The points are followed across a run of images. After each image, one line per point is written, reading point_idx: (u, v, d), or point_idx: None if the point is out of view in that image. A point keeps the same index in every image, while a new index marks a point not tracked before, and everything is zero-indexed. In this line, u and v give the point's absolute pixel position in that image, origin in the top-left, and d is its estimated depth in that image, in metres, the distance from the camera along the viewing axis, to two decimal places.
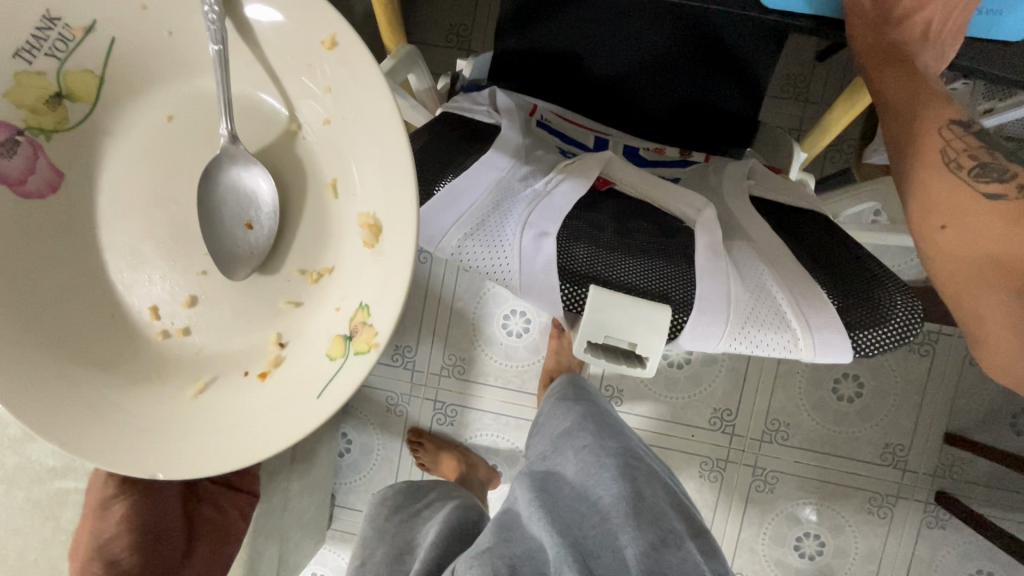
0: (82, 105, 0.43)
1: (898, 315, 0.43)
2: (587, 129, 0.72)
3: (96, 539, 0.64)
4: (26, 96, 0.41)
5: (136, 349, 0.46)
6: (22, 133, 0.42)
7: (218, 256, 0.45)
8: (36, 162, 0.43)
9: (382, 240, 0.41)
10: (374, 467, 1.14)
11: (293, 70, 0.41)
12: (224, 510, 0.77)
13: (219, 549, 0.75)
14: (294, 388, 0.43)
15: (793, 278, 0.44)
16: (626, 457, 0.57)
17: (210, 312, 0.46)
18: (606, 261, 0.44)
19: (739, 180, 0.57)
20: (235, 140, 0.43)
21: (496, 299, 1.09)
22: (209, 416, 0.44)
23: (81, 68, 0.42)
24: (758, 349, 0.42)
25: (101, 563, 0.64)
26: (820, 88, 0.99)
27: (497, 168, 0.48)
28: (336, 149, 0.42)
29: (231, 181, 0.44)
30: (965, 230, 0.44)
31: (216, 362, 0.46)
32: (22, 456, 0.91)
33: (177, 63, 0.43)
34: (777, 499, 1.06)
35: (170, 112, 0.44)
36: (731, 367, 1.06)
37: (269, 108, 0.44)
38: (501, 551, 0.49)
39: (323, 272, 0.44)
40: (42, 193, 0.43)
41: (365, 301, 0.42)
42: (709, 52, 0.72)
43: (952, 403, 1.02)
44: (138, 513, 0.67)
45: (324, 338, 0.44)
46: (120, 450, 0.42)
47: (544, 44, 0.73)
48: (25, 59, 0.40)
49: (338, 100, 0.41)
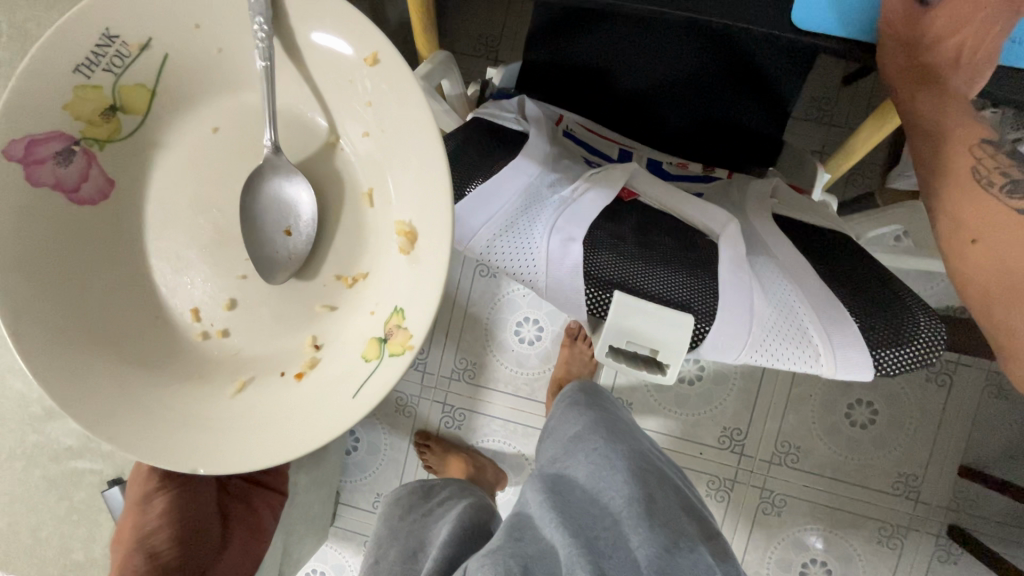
0: (134, 117, 0.45)
1: (921, 338, 0.43)
2: (612, 141, 0.73)
3: (139, 531, 0.67)
4: (83, 108, 0.43)
5: (181, 351, 0.47)
6: (79, 143, 0.44)
7: (258, 261, 0.46)
8: (90, 170, 0.45)
9: (417, 247, 0.43)
10: (381, 467, 1.14)
11: (336, 86, 0.43)
12: (256, 509, 0.81)
13: (252, 545, 0.79)
14: (332, 385, 0.45)
15: (817, 294, 0.45)
16: (638, 460, 0.58)
17: (248, 315, 0.47)
18: (632, 270, 0.45)
19: (762, 199, 0.58)
20: (278, 151, 0.45)
21: (510, 305, 1.10)
22: (246, 415, 0.46)
23: (135, 83, 0.44)
24: (778, 362, 0.43)
25: (142, 555, 0.66)
26: (845, 111, 0.99)
27: (525, 172, 0.49)
28: (374, 162, 0.44)
29: (273, 191, 0.45)
30: (997, 244, 0.44)
31: (253, 363, 0.47)
32: (42, 434, 0.94)
33: (225, 79, 0.45)
34: (785, 523, 1.04)
35: (214, 125, 0.46)
36: (743, 387, 1.05)
37: (308, 117, 0.46)
38: (513, 550, 0.49)
39: (358, 277, 0.46)
40: (94, 200, 0.45)
41: (400, 305, 0.44)
42: (739, 77, 0.72)
43: (969, 435, 1.00)
44: (178, 507, 0.70)
45: (361, 341, 0.46)
46: (166, 444, 0.44)
47: (574, 59, 0.74)
48: (84, 73, 0.42)
49: (377, 112, 0.43)
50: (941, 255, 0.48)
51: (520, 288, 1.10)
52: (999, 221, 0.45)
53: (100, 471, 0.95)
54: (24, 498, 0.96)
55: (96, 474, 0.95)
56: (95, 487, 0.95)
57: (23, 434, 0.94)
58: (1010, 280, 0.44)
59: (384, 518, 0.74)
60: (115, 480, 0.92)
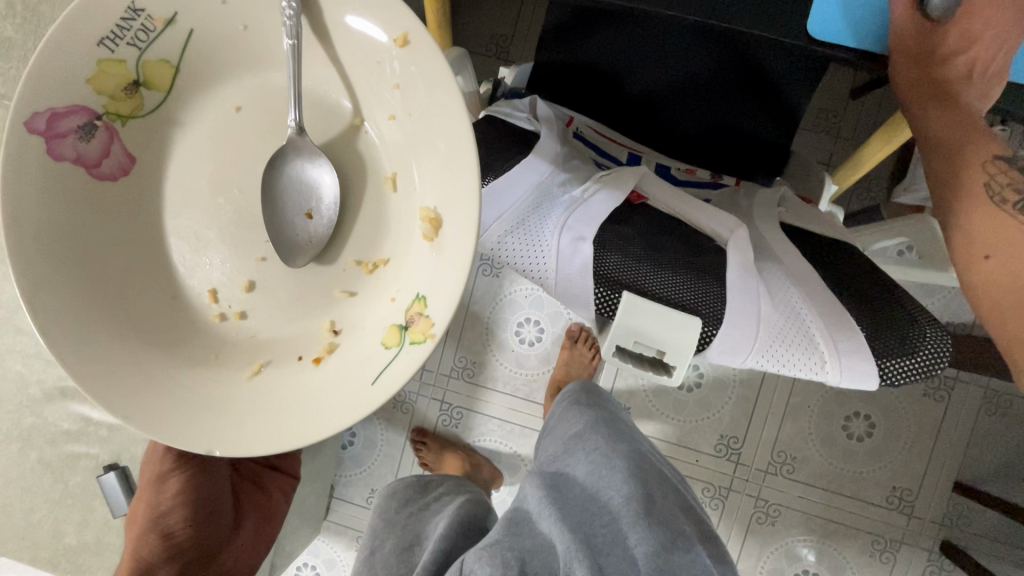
0: (157, 93, 0.45)
1: (926, 348, 0.43)
2: (620, 145, 0.73)
3: (154, 511, 0.68)
4: (105, 83, 0.43)
5: (198, 331, 0.47)
6: (101, 118, 0.44)
7: (278, 242, 0.46)
8: (112, 146, 0.45)
9: (442, 234, 0.43)
10: (376, 462, 1.14)
11: (362, 69, 0.44)
12: (268, 492, 0.81)
13: (263, 527, 0.79)
14: (349, 373, 0.45)
15: (823, 302, 0.45)
16: (637, 460, 0.58)
17: (264, 297, 0.47)
18: (643, 270, 0.45)
19: (769, 207, 0.58)
20: (302, 132, 0.45)
21: (512, 305, 1.10)
22: (263, 398, 0.46)
23: (159, 58, 0.44)
24: (784, 368, 0.43)
25: (157, 534, 0.67)
26: (852, 124, 0.99)
27: (536, 171, 0.50)
28: (400, 148, 0.45)
29: (296, 172, 0.46)
30: (1011, 260, 0.44)
31: (270, 347, 0.47)
32: (40, 417, 0.94)
33: (250, 57, 0.45)
34: (778, 533, 1.04)
35: (237, 104, 0.46)
36: (741, 396, 1.05)
37: (332, 99, 0.46)
38: (510, 544, 0.49)
39: (379, 263, 0.46)
40: (115, 176, 0.45)
41: (422, 292, 0.44)
42: (745, 83, 0.71)
43: (964, 452, 1.01)
44: (192, 487, 0.70)
45: (380, 327, 0.46)
46: (178, 424, 0.44)
47: (584, 61, 0.74)
48: (108, 47, 0.42)
49: (405, 95, 0.43)
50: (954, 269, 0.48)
51: (523, 287, 1.10)
52: (1015, 240, 0.44)
53: (97, 455, 0.95)
54: (19, 481, 0.96)
55: (92, 458, 0.95)
56: (90, 471, 0.95)
57: (20, 416, 0.95)
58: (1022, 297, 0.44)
59: (380, 510, 0.74)
60: (111, 466, 0.93)
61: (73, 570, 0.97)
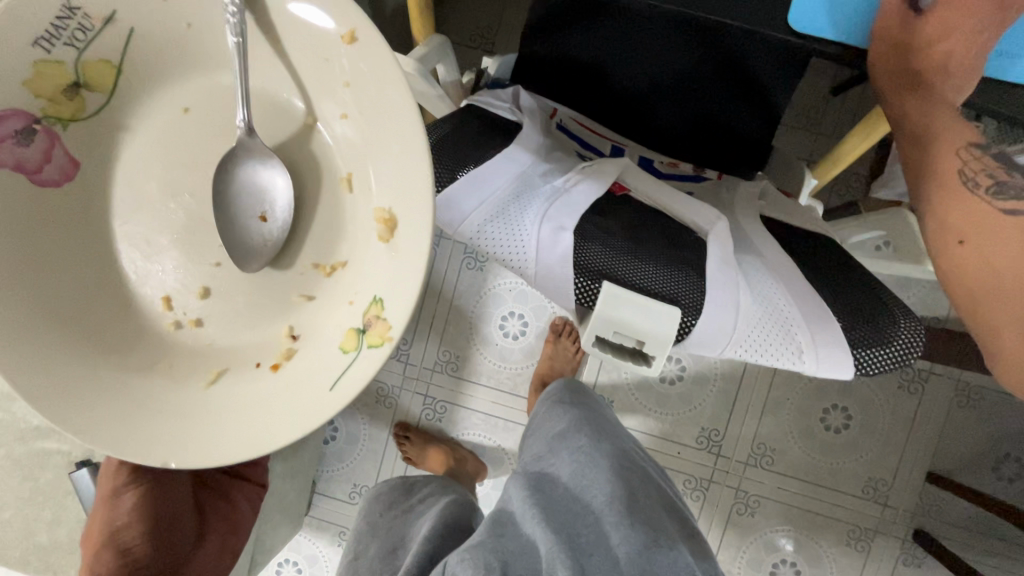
0: (100, 95, 0.44)
1: (899, 338, 0.44)
2: (604, 137, 0.73)
3: (109, 527, 0.66)
4: (43, 85, 0.42)
5: (148, 340, 0.46)
6: (39, 121, 0.42)
7: (232, 246, 0.45)
8: (52, 151, 0.43)
9: (397, 235, 0.42)
10: (357, 458, 1.13)
11: (313, 68, 0.42)
12: (234, 502, 0.80)
13: (229, 540, 0.78)
14: (309, 375, 0.44)
15: (801, 292, 0.45)
16: (620, 459, 0.58)
17: (221, 303, 0.46)
18: (623, 262, 0.44)
19: (750, 201, 0.59)
20: (251, 132, 0.44)
21: (496, 299, 1.10)
22: (220, 405, 0.45)
23: (99, 58, 0.42)
24: (762, 357, 0.44)
25: (113, 551, 0.65)
26: (833, 120, 1.00)
27: (518, 162, 0.49)
28: (353, 147, 0.43)
29: (247, 176, 0.45)
30: (984, 247, 0.46)
31: (228, 354, 0.46)
32: (7, 414, 0.92)
33: (197, 55, 0.44)
34: (757, 524, 1.06)
35: (186, 104, 0.45)
36: (722, 389, 1.06)
37: (283, 99, 0.45)
38: (494, 546, 0.49)
39: (337, 266, 0.45)
40: (57, 182, 0.44)
41: (380, 294, 0.43)
42: (729, 77, 0.70)
43: (937, 443, 1.03)
44: (147, 501, 0.68)
45: (339, 332, 0.45)
46: (136, 436, 0.43)
47: (569, 53, 0.74)
48: (44, 47, 0.41)
49: (356, 94, 0.41)
50: (928, 254, 0.49)
51: (507, 281, 1.09)
52: (989, 226, 0.46)
53: (68, 452, 0.93)
54: None
55: (63, 455, 0.92)
56: (61, 470, 0.93)
57: None
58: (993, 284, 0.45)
59: (365, 513, 0.74)
60: (82, 462, 0.90)
61: (44, 569, 0.95)
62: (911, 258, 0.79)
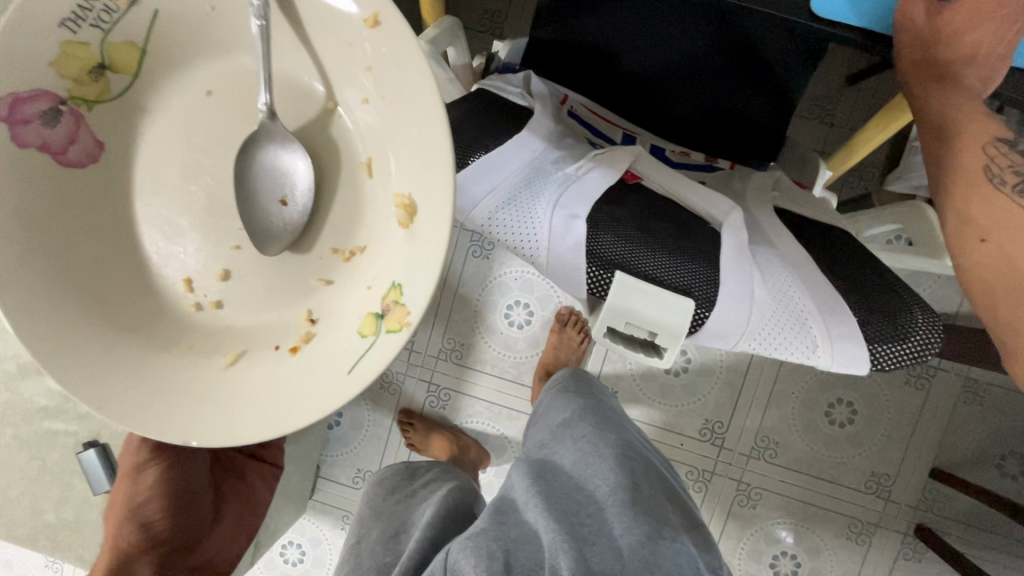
0: (124, 77, 0.43)
1: (917, 333, 0.43)
2: (614, 124, 0.72)
3: (131, 502, 0.66)
4: (70, 66, 0.41)
5: (167, 321, 0.46)
6: (66, 103, 0.42)
7: (252, 232, 0.45)
8: (78, 132, 0.43)
9: (417, 222, 0.41)
10: (361, 443, 1.13)
11: (333, 50, 0.41)
12: (251, 482, 0.82)
13: (245, 518, 0.81)
14: (326, 362, 0.44)
15: (815, 285, 0.44)
16: (626, 449, 0.58)
17: (241, 286, 0.46)
18: (637, 252, 0.44)
19: (763, 191, 0.58)
20: (273, 116, 0.43)
21: (501, 288, 1.09)
22: (237, 388, 0.45)
23: (124, 41, 0.42)
24: (776, 352, 0.43)
25: (135, 524, 0.67)
26: (846, 111, 0.99)
27: (530, 147, 0.49)
28: (374, 131, 0.43)
29: (269, 159, 0.45)
30: (1007, 245, 0.45)
31: (248, 336, 0.46)
32: (14, 393, 0.94)
33: (217, 38, 0.43)
34: (758, 515, 1.06)
35: (208, 87, 0.44)
36: (727, 380, 1.06)
37: (305, 84, 0.44)
38: (495, 534, 0.49)
39: (355, 251, 0.45)
40: (82, 163, 0.44)
41: (398, 280, 0.42)
42: (743, 66, 0.70)
43: (941, 439, 1.02)
44: (169, 478, 0.68)
45: (357, 316, 0.44)
46: (156, 415, 0.43)
47: (581, 39, 0.73)
48: (70, 28, 0.40)
49: (378, 79, 0.40)
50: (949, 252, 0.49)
51: (513, 270, 1.09)
52: (1016, 224, 0.45)
53: (75, 433, 0.94)
54: None
55: (71, 436, 0.94)
56: (69, 450, 0.95)
57: None
58: (1015, 282, 0.44)
59: (368, 498, 0.74)
60: (89, 443, 0.93)
61: (53, 546, 0.98)
62: (930, 252, 0.76)
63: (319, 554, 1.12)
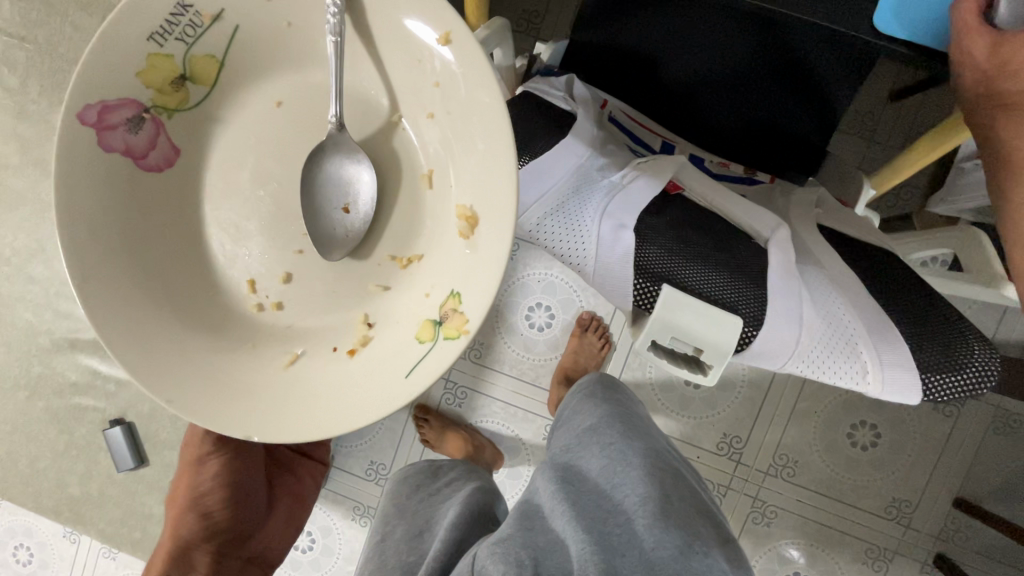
0: (202, 88, 0.45)
1: (975, 365, 0.43)
2: (654, 132, 0.71)
3: (194, 491, 0.86)
4: (154, 76, 0.44)
5: (234, 319, 0.49)
6: (148, 111, 0.44)
7: (317, 238, 0.47)
8: (157, 138, 0.45)
9: (479, 232, 0.44)
10: (376, 435, 1.14)
11: (404, 69, 0.44)
12: (299, 477, 1.03)
13: (293, 509, 1.01)
14: (385, 364, 0.47)
15: (867, 311, 0.43)
16: (654, 458, 0.57)
17: (301, 289, 0.48)
18: (685, 266, 0.43)
19: (806, 207, 0.57)
20: (342, 127, 0.45)
21: (524, 289, 1.08)
22: (303, 385, 0.48)
23: (205, 53, 0.44)
24: (826, 376, 0.42)
25: (197, 513, 0.86)
26: (888, 128, 0.96)
27: (577, 153, 0.48)
28: (436, 145, 0.45)
29: (335, 169, 0.46)
30: None
31: (306, 337, 0.49)
32: (48, 367, 1.00)
33: (293, 52, 0.45)
34: (773, 534, 1.04)
35: (279, 99, 0.46)
36: (748, 396, 1.04)
37: (371, 96, 0.46)
38: (523, 542, 0.49)
39: (412, 259, 0.47)
40: (160, 167, 0.46)
41: (457, 288, 0.45)
42: (788, 78, 0.68)
43: (969, 468, 0.99)
44: (225, 471, 0.88)
45: (414, 322, 0.47)
46: (222, 408, 0.46)
47: (621, 43, 0.71)
48: (157, 42, 0.42)
49: (445, 94, 0.43)
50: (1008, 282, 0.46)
51: (537, 272, 1.08)
52: None
53: (103, 410, 1.01)
54: (25, 429, 1.01)
55: (96, 412, 1.01)
56: (97, 423, 1.01)
57: (28, 363, 1.00)
58: None
59: (392, 496, 0.75)
60: (116, 420, 1.00)
61: (75, 519, 1.04)
62: (984, 281, 0.73)
63: (329, 543, 1.12)
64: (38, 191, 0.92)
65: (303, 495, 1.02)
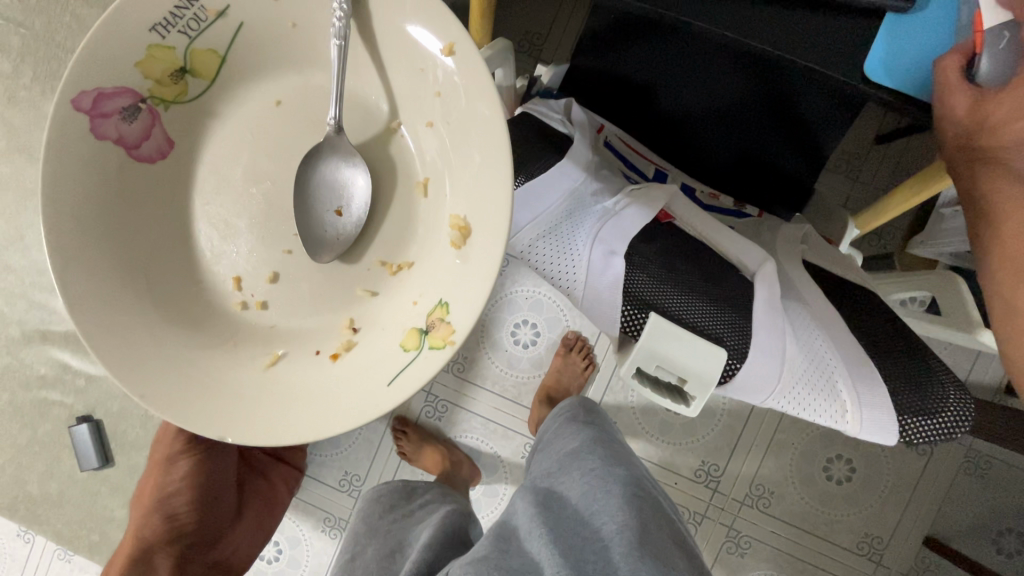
0: (202, 82, 0.45)
1: (950, 410, 0.44)
2: (649, 160, 0.72)
3: (162, 491, 0.85)
4: (154, 67, 0.43)
5: (216, 316, 0.48)
6: (145, 101, 0.44)
7: (307, 239, 0.46)
8: (152, 129, 0.45)
9: (470, 243, 0.44)
10: (353, 445, 1.11)
11: (406, 77, 0.44)
12: (274, 485, 1.01)
13: (263, 517, 0.97)
14: (367, 374, 0.46)
15: (847, 351, 0.44)
16: (635, 487, 0.56)
17: (289, 290, 0.47)
18: (671, 297, 0.44)
19: (793, 244, 0.57)
20: (339, 130, 0.45)
21: (510, 305, 1.08)
22: (282, 388, 0.47)
23: (207, 48, 0.44)
24: (805, 412, 0.43)
25: (163, 514, 0.84)
26: (873, 169, 0.99)
27: (570, 177, 0.49)
28: (435, 155, 0.45)
29: (329, 172, 0.46)
30: None
31: (289, 338, 0.48)
32: (16, 359, 0.97)
33: (297, 54, 0.46)
34: (745, 565, 1.04)
35: (278, 98, 0.46)
36: (727, 424, 1.04)
37: (371, 101, 0.46)
38: (497, 562, 0.49)
39: (403, 266, 0.47)
40: (152, 159, 0.46)
41: (445, 299, 0.45)
42: (780, 115, 0.69)
43: (940, 507, 1.00)
44: (196, 471, 0.87)
45: (400, 330, 0.47)
46: (198, 409, 0.45)
47: (619, 71, 0.72)
48: (160, 33, 0.42)
49: (445, 105, 0.43)
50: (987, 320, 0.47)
51: (525, 289, 1.08)
52: None
53: (70, 405, 0.98)
54: None
55: (64, 407, 0.97)
56: (63, 419, 0.98)
57: None
58: None
59: (364, 514, 0.73)
60: (83, 418, 0.96)
61: (31, 518, 1.00)
62: (960, 325, 0.75)
63: (295, 554, 1.09)
64: (22, 176, 0.91)
65: (275, 502, 1.00)
